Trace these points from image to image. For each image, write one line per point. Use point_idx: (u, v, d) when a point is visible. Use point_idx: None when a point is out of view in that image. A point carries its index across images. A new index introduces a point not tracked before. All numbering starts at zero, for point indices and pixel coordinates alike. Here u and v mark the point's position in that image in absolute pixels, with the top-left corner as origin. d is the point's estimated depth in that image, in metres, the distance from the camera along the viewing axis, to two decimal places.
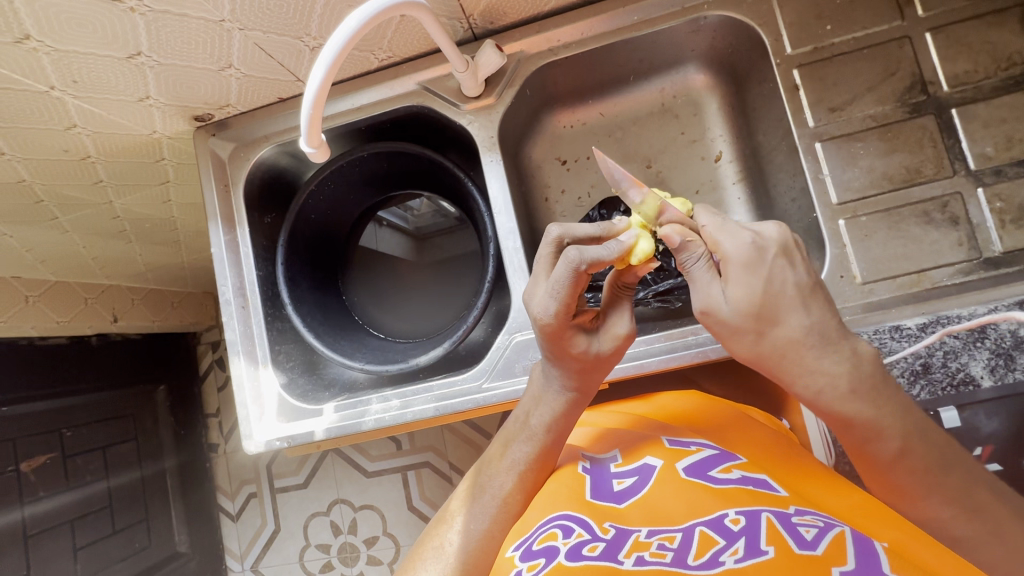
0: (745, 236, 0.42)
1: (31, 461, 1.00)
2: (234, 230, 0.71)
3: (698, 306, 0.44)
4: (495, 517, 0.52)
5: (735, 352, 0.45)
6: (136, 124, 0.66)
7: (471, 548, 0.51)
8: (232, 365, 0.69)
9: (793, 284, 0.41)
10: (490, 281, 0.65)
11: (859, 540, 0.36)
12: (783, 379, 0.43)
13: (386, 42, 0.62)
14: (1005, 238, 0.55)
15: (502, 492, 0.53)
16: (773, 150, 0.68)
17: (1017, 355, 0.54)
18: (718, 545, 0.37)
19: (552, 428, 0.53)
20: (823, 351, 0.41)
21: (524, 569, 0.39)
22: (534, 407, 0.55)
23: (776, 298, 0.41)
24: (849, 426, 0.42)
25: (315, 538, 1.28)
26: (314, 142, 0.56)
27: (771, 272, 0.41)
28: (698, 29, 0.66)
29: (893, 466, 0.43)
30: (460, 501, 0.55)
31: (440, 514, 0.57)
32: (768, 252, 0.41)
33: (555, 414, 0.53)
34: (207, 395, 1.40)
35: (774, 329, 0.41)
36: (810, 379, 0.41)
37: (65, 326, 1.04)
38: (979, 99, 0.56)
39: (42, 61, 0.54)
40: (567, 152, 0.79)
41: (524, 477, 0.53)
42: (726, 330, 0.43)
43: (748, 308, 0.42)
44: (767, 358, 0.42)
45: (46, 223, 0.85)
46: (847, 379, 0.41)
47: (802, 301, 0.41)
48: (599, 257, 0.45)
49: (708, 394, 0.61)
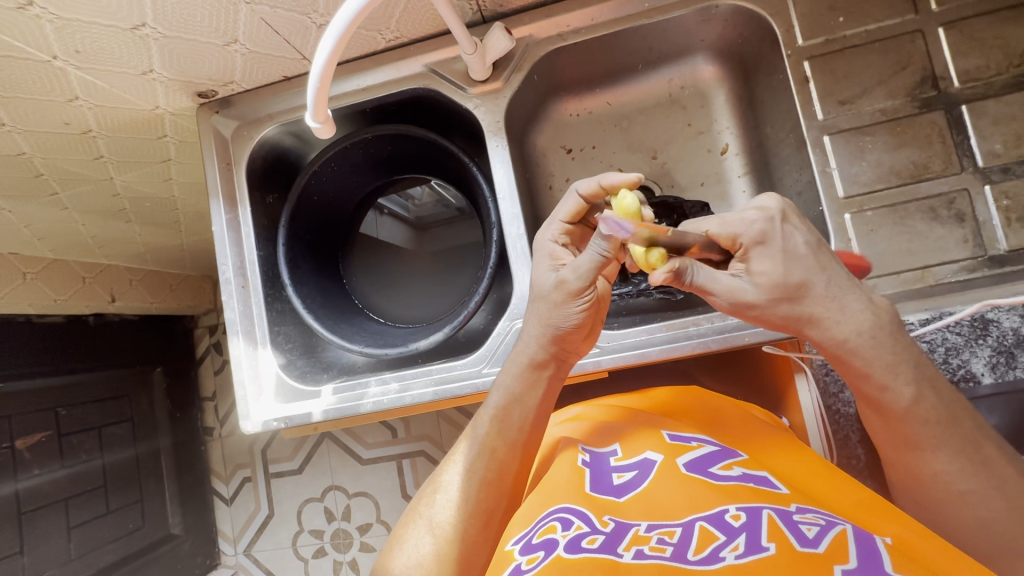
0: (754, 214, 0.43)
1: (27, 438, 1.00)
2: (236, 209, 0.71)
3: (725, 299, 0.45)
4: (474, 486, 0.52)
5: (770, 326, 0.46)
6: (139, 98, 0.65)
7: (458, 516, 0.51)
8: (231, 345, 0.69)
9: (806, 245, 0.43)
10: (493, 266, 0.64)
11: (861, 537, 0.36)
12: (811, 321, 0.44)
13: (394, 21, 0.62)
14: (1011, 235, 0.54)
15: (478, 460, 0.53)
16: (781, 143, 0.67)
17: (1019, 353, 0.54)
18: (718, 541, 0.37)
19: (509, 392, 0.53)
20: (840, 296, 0.43)
21: (525, 562, 0.39)
22: (503, 373, 0.55)
23: (800, 259, 0.43)
24: (866, 377, 0.44)
25: (309, 523, 1.28)
26: (320, 118, 0.57)
27: (784, 240, 0.43)
28: (709, 19, 0.66)
29: (905, 417, 0.44)
30: (449, 468, 0.55)
31: (428, 483, 0.56)
32: (778, 222, 0.43)
33: (517, 372, 0.54)
34: (204, 378, 1.39)
35: (805, 291, 0.43)
36: (838, 325, 0.43)
37: (62, 305, 1.04)
38: (990, 95, 0.56)
39: (46, 29, 0.54)
40: (573, 141, 0.78)
41: (502, 443, 0.53)
42: (762, 306, 0.44)
43: (778, 276, 0.43)
44: (805, 319, 0.44)
45: (45, 199, 0.84)
46: (867, 322, 0.43)
47: (820, 257, 0.43)
48: (592, 181, 0.50)
49: (705, 390, 0.60)
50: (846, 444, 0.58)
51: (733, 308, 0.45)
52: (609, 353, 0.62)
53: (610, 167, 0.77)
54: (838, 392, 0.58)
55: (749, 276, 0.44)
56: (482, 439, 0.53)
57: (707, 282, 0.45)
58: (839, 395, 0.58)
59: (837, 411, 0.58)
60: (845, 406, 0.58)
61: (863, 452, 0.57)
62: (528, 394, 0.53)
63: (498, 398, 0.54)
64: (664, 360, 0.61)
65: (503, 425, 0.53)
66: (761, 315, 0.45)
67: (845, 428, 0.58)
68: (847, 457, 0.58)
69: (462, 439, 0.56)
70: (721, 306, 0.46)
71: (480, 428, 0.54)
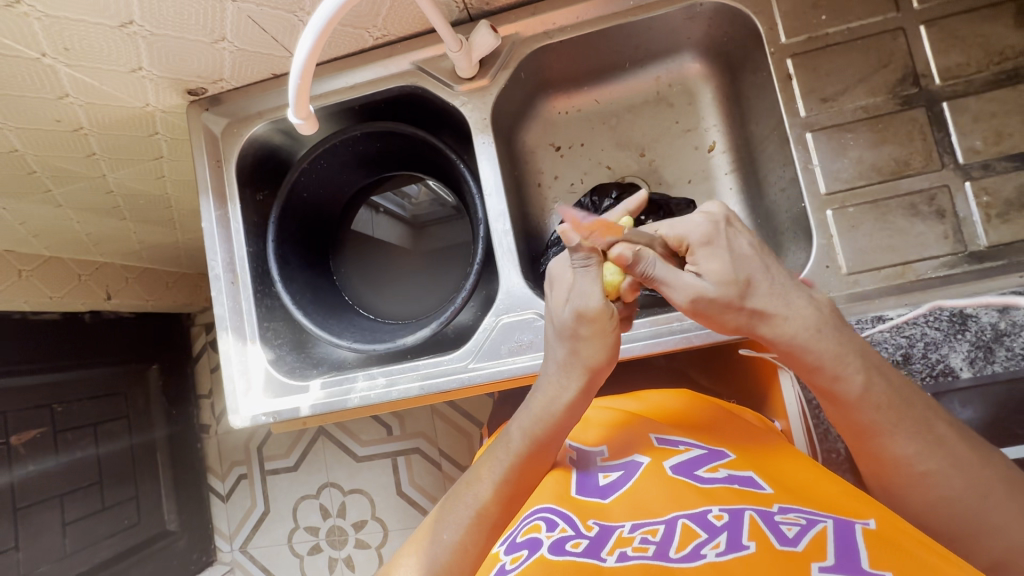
0: (699, 220, 0.46)
1: (21, 434, 1.01)
2: (226, 206, 0.71)
3: (686, 295, 0.45)
4: (484, 531, 0.47)
5: (726, 326, 0.46)
6: (130, 96, 0.66)
7: (457, 564, 0.46)
8: (221, 341, 0.70)
9: (750, 246, 0.46)
10: (479, 263, 0.65)
11: (841, 532, 0.36)
12: (765, 318, 0.44)
13: (380, 19, 0.62)
14: (990, 232, 0.55)
15: (490, 503, 0.48)
16: (765, 140, 0.68)
17: (997, 348, 0.54)
18: (700, 538, 0.38)
19: (536, 439, 0.49)
20: (785, 292, 0.44)
21: (509, 561, 0.41)
22: (528, 413, 0.50)
23: (744, 258, 0.45)
24: (818, 369, 0.44)
25: (304, 520, 1.29)
26: (303, 114, 0.58)
27: (729, 241, 0.45)
28: (694, 17, 0.66)
29: (859, 405, 0.44)
30: (441, 513, 0.50)
31: (415, 531, 0.51)
32: (722, 226, 0.46)
33: (551, 419, 0.49)
34: (200, 375, 1.40)
35: (751, 288, 0.44)
36: (788, 326, 0.44)
37: (58, 302, 1.04)
38: (971, 93, 0.56)
39: (34, 26, 0.54)
40: (562, 139, 0.79)
41: (516, 488, 0.49)
42: (719, 304, 0.44)
43: (730, 273, 0.44)
44: (757, 316, 0.44)
45: (38, 196, 0.85)
46: (812, 317, 0.44)
47: (760, 257, 0.45)
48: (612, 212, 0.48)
49: (699, 396, 0.61)
50: (826, 438, 0.58)
51: (693, 305, 0.45)
52: None
53: (598, 164, 0.78)
54: None
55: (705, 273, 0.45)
56: (494, 485, 0.49)
57: (669, 278, 0.45)
58: None
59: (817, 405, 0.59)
60: None
61: (843, 446, 0.57)
62: (557, 441, 0.50)
63: (519, 440, 0.50)
64: (648, 355, 0.61)
65: (522, 470, 0.49)
66: (721, 315, 0.45)
67: (824, 420, 0.58)
68: (827, 451, 0.58)
69: (462, 481, 0.51)
70: (682, 304, 0.45)
71: (490, 473, 0.50)
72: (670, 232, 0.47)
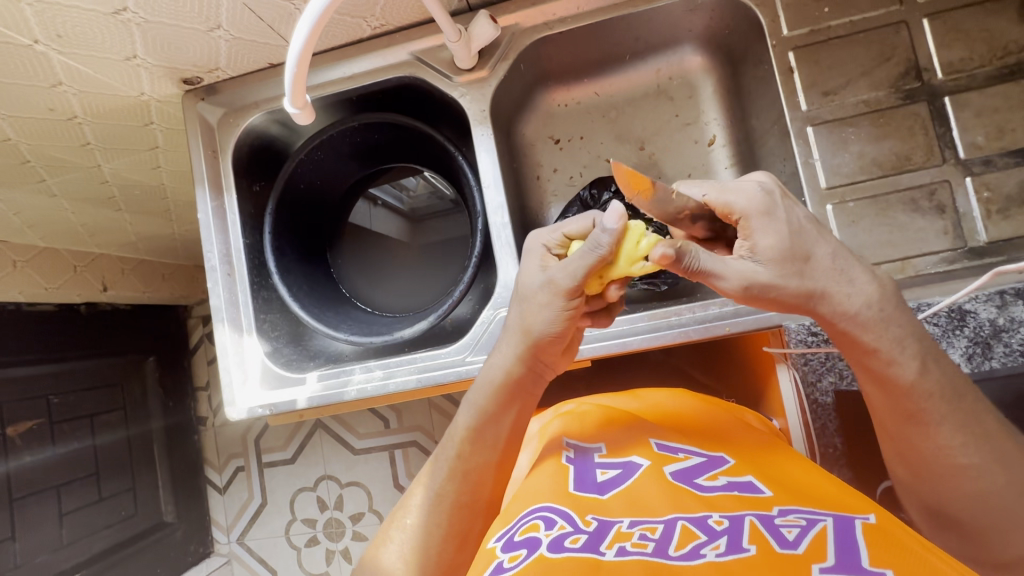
0: (752, 188, 0.43)
1: (17, 426, 1.00)
2: (221, 196, 0.71)
3: (738, 282, 0.42)
4: (445, 510, 0.52)
5: (782, 307, 0.44)
6: (124, 84, 0.65)
7: (426, 542, 0.52)
8: (218, 333, 0.69)
9: (807, 220, 0.43)
10: (478, 256, 0.65)
11: (841, 534, 0.35)
12: (824, 296, 0.43)
13: (378, 9, 0.61)
14: (990, 228, 0.55)
15: (448, 483, 0.53)
16: (766, 134, 0.68)
17: (995, 344, 0.54)
18: (699, 539, 0.37)
19: (482, 412, 0.53)
20: (846, 271, 0.43)
21: (506, 560, 0.39)
22: (475, 388, 0.54)
23: (803, 232, 0.42)
24: (874, 353, 0.44)
25: (302, 513, 1.29)
26: (299, 103, 0.57)
27: (786, 213, 0.43)
28: (695, 8, 0.66)
29: (911, 392, 0.44)
30: (416, 492, 0.55)
31: (397, 506, 0.56)
32: (777, 196, 0.43)
33: (489, 394, 0.53)
34: (196, 367, 1.39)
35: (809, 263, 0.42)
36: (845, 301, 0.43)
37: (53, 293, 1.04)
38: (974, 87, 0.56)
39: (25, 12, 0.53)
40: (561, 131, 0.78)
41: (474, 462, 0.53)
42: (775, 286, 0.42)
43: (786, 248, 0.42)
44: (815, 294, 0.42)
45: (32, 185, 0.84)
46: (875, 295, 0.43)
47: (820, 231, 0.43)
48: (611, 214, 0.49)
49: (708, 401, 0.60)
50: (823, 433, 0.58)
51: (747, 292, 0.43)
52: (593, 342, 0.62)
53: (598, 158, 0.77)
54: (817, 381, 0.58)
55: (757, 254, 0.43)
56: (452, 461, 0.53)
57: (715, 266, 0.42)
58: (818, 385, 0.58)
59: (815, 401, 0.58)
60: (823, 396, 0.58)
61: (839, 441, 0.58)
62: (503, 415, 0.53)
63: (469, 417, 0.53)
64: (647, 349, 0.61)
65: (475, 443, 0.53)
66: (778, 291, 0.43)
67: (822, 416, 0.58)
68: (824, 446, 0.58)
69: (433, 459, 0.56)
70: (733, 292, 0.43)
71: (449, 448, 0.54)
72: (718, 204, 0.43)
